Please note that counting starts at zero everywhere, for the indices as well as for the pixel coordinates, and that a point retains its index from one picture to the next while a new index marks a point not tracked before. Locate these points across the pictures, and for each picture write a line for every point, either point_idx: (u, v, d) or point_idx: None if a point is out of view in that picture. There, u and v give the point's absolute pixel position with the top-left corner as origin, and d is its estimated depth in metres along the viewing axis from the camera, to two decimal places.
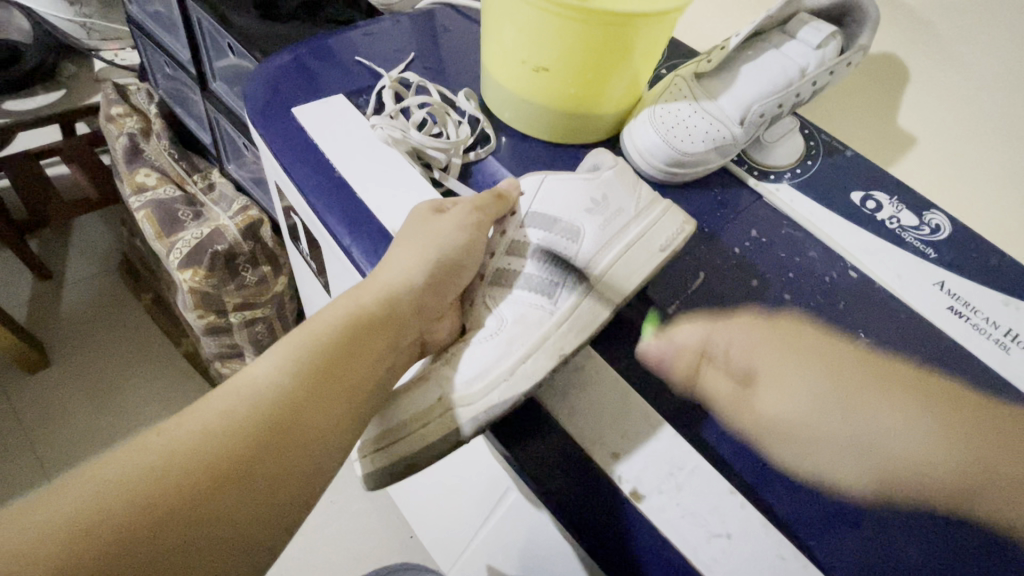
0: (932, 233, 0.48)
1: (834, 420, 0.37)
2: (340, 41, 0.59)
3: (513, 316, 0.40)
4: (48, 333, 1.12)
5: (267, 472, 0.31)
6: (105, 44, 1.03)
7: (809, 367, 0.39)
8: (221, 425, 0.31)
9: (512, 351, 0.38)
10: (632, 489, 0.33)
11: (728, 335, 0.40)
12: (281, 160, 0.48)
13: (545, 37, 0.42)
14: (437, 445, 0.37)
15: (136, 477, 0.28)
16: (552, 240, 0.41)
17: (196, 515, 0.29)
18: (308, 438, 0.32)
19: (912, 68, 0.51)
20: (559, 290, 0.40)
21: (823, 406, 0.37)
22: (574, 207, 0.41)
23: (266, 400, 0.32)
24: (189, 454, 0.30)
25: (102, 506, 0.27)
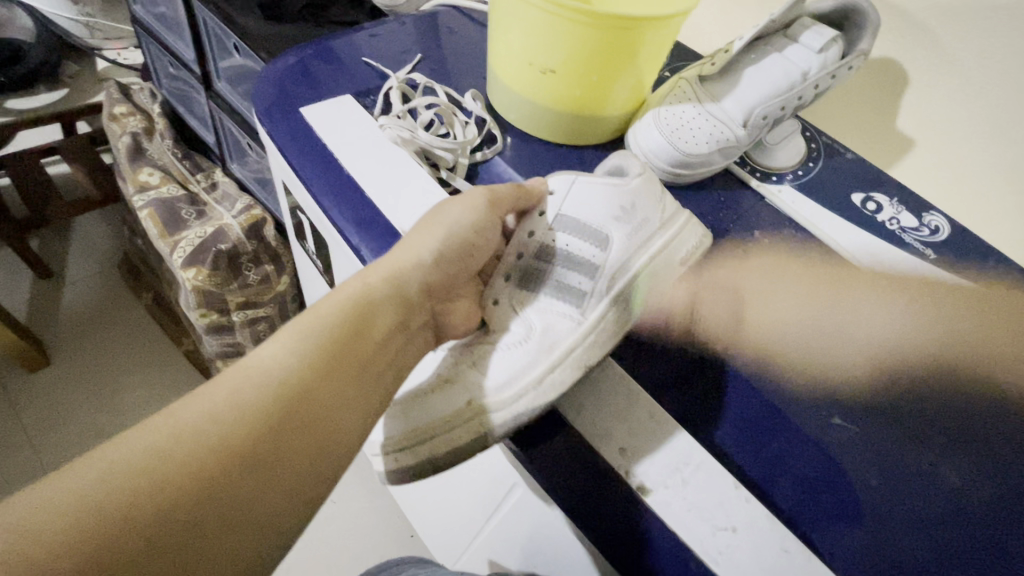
0: (931, 234, 0.49)
1: (823, 317, 0.44)
2: (346, 42, 0.60)
3: (541, 324, 0.39)
4: (49, 332, 1.12)
5: (278, 461, 0.31)
6: (108, 43, 1.04)
7: (790, 278, 0.45)
8: (232, 414, 0.31)
9: (540, 363, 0.38)
10: (640, 484, 0.33)
11: (711, 292, 0.44)
12: (290, 159, 0.48)
13: (553, 40, 0.42)
14: (465, 447, 0.38)
15: (145, 464, 0.28)
16: (579, 247, 0.40)
17: (207, 501, 0.29)
18: (319, 429, 0.33)
19: (911, 73, 0.52)
20: (588, 299, 0.40)
21: (809, 310, 0.44)
22: (604, 213, 0.40)
23: (278, 392, 0.32)
24: (201, 439, 0.30)
25: (115, 489, 0.27)
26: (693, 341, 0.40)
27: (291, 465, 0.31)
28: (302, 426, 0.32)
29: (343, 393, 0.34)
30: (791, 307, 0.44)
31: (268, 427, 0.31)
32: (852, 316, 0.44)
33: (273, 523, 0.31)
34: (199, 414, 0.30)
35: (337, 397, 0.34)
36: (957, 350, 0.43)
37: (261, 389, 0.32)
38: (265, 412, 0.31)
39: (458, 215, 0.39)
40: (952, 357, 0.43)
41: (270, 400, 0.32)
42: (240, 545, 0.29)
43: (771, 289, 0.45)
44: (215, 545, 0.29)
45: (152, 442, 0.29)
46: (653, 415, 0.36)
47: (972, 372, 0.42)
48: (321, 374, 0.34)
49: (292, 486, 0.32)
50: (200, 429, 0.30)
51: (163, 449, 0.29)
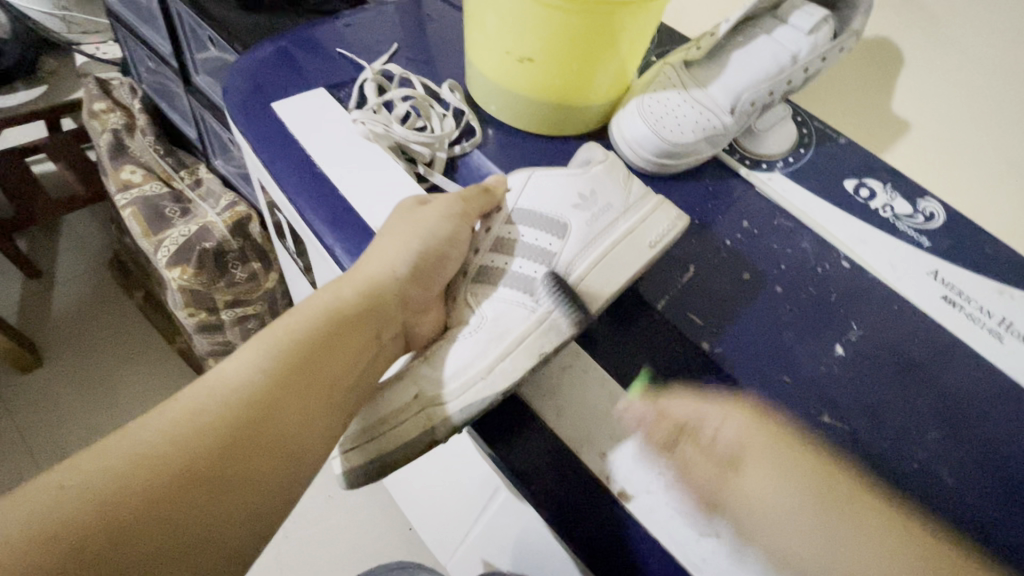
0: (926, 221, 0.47)
1: (796, 524, 0.32)
2: (321, 32, 0.57)
3: (493, 313, 0.38)
4: (40, 333, 1.11)
5: (242, 476, 0.30)
6: (87, 37, 1.02)
7: (787, 479, 0.33)
8: (192, 428, 0.30)
9: (489, 351, 0.37)
10: (620, 490, 0.33)
11: (682, 406, 0.36)
12: (262, 157, 0.47)
13: (528, 27, 0.41)
14: (415, 444, 0.35)
15: (103, 483, 0.27)
16: (536, 236, 0.40)
17: (170, 519, 0.27)
18: (287, 438, 0.31)
19: (907, 52, 0.50)
20: (543, 287, 0.39)
21: (800, 513, 0.32)
22: (561, 202, 0.40)
23: (242, 400, 0.31)
24: (159, 455, 0.28)
25: (67, 510, 0.26)
26: (670, 347, 0.39)
27: (261, 478, 0.30)
28: (268, 438, 0.31)
29: (313, 403, 0.33)
30: (793, 509, 0.32)
31: (234, 439, 0.30)
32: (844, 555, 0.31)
33: (243, 538, 0.30)
34: (164, 428, 0.29)
35: (310, 406, 0.32)
36: (951, 342, 0.42)
37: (229, 402, 0.31)
38: (231, 424, 0.30)
39: (431, 210, 0.38)
40: (947, 349, 0.42)
41: (234, 414, 0.30)
42: (207, 563, 0.28)
43: (773, 482, 0.33)
44: (179, 564, 0.27)
45: (110, 460, 0.28)
46: (632, 416, 0.35)
47: (964, 365, 0.41)
48: (290, 381, 0.32)
49: (262, 499, 0.30)
50: (158, 446, 0.29)
51: (123, 467, 0.28)
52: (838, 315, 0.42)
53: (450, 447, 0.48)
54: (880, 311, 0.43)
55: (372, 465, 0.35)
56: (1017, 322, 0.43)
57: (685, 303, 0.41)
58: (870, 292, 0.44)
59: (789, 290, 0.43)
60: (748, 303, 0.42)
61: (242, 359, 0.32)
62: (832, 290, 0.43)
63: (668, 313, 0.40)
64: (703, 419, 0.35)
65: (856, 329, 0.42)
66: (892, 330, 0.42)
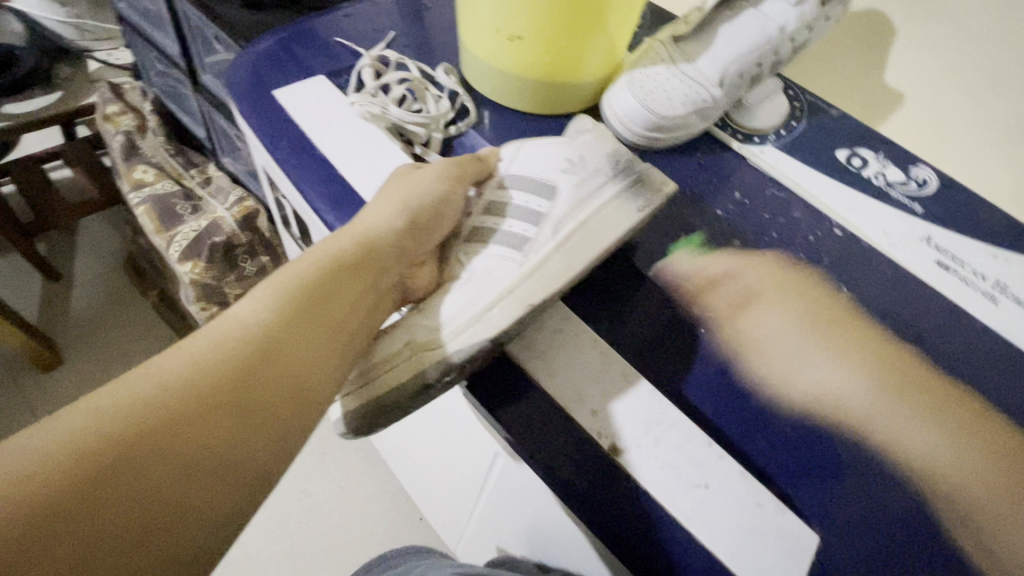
0: (919, 188, 0.48)
1: (810, 354, 0.39)
2: (322, 23, 0.59)
3: (481, 268, 0.40)
4: (59, 332, 1.14)
5: (258, 404, 0.31)
6: (98, 44, 1.06)
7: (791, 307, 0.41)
8: (208, 360, 0.31)
9: (478, 301, 0.37)
10: (612, 444, 0.33)
11: (744, 274, 0.42)
12: (265, 142, 0.48)
13: (517, 5, 0.42)
14: (403, 388, 0.36)
15: (118, 414, 0.28)
16: (524, 198, 0.41)
17: (182, 451, 0.28)
18: (299, 371, 0.33)
19: (897, 22, 0.50)
20: (529, 244, 0.40)
21: (798, 342, 0.39)
22: (550, 166, 0.42)
23: (251, 339, 0.32)
24: (181, 382, 0.30)
25: (100, 430, 0.27)
26: (695, 273, 0.42)
27: (264, 422, 0.31)
28: (280, 371, 0.32)
29: (313, 355, 0.33)
30: (785, 336, 0.39)
31: (243, 379, 0.31)
32: (822, 367, 0.38)
33: (255, 476, 0.30)
34: (173, 370, 0.30)
35: (313, 355, 0.33)
36: (944, 304, 0.43)
37: (235, 349, 0.31)
38: (244, 363, 0.31)
39: (425, 182, 0.40)
40: (938, 311, 0.42)
41: (247, 349, 0.32)
42: (210, 501, 0.29)
43: (773, 318, 0.40)
44: (184, 499, 0.28)
45: (133, 391, 0.29)
46: (625, 375, 0.36)
47: (958, 326, 0.42)
48: (294, 332, 0.33)
49: (279, 431, 0.31)
50: (179, 375, 0.30)
51: (134, 402, 0.28)
52: (829, 280, 0.43)
53: (450, 419, 0.49)
54: (872, 275, 0.43)
55: (363, 409, 0.36)
56: (1012, 284, 0.43)
57: (675, 270, 0.42)
58: (863, 258, 0.44)
59: (781, 256, 0.43)
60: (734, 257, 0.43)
61: (246, 314, 0.33)
62: (823, 256, 0.44)
63: (657, 278, 0.41)
64: (733, 273, 0.42)
65: (847, 292, 0.42)
66: (885, 294, 0.42)
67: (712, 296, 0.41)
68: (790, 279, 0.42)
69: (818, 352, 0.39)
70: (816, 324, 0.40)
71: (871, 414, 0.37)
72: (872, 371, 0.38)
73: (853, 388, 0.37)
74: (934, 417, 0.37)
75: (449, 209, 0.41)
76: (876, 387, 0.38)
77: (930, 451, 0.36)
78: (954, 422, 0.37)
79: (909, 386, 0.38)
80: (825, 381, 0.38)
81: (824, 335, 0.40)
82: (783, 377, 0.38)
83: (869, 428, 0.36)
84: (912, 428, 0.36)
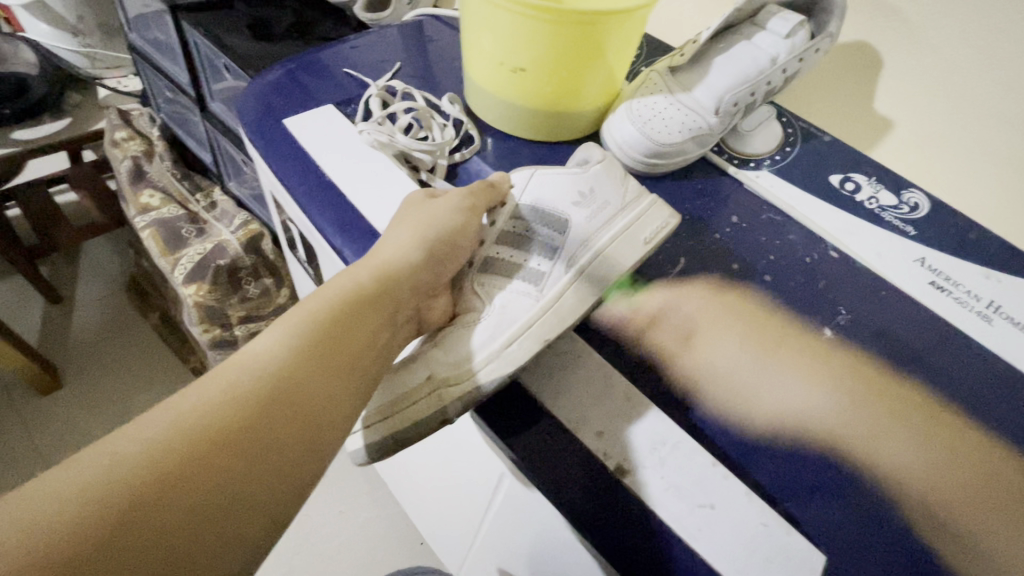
0: (911, 212, 0.49)
1: (758, 374, 0.39)
2: (330, 55, 0.61)
3: (501, 304, 0.41)
4: (60, 356, 1.14)
5: (272, 440, 0.31)
6: (109, 71, 1.10)
7: (732, 327, 0.41)
8: (224, 397, 0.31)
9: (498, 336, 0.39)
10: (617, 465, 0.34)
11: (680, 301, 0.42)
12: (275, 169, 0.50)
13: (520, 39, 0.44)
14: (426, 423, 0.37)
15: (136, 453, 0.28)
16: (538, 231, 0.42)
17: (199, 490, 0.28)
18: (312, 405, 0.33)
19: (884, 54, 0.52)
20: (546, 279, 0.41)
21: (744, 362, 0.39)
22: (563, 199, 0.42)
23: (265, 373, 0.33)
24: (197, 420, 0.30)
25: (118, 471, 0.27)
26: (643, 304, 0.42)
27: (280, 456, 0.31)
28: (292, 407, 0.32)
29: (326, 388, 0.34)
30: (731, 357, 0.39)
31: (258, 415, 0.31)
32: (777, 386, 0.38)
33: (268, 513, 0.31)
34: (188, 408, 0.31)
35: (326, 388, 0.34)
36: (942, 324, 0.44)
37: (250, 384, 0.32)
38: (258, 399, 0.32)
39: (432, 207, 0.41)
40: (936, 331, 0.43)
41: (261, 385, 0.32)
42: (229, 537, 0.29)
43: (721, 347, 0.40)
44: (202, 536, 0.28)
45: (151, 431, 0.29)
46: (629, 398, 0.36)
47: (956, 345, 0.42)
48: (307, 365, 0.34)
49: (292, 466, 0.32)
50: (195, 413, 0.30)
51: (151, 440, 0.29)
52: (828, 301, 0.44)
53: (456, 442, 0.49)
54: (870, 296, 0.44)
55: (384, 440, 0.38)
56: (1005, 304, 0.44)
57: (676, 292, 0.43)
58: (860, 280, 0.45)
59: (778, 278, 0.44)
60: (668, 289, 0.43)
61: (261, 347, 0.34)
62: (820, 278, 0.45)
63: (660, 301, 0.42)
64: (664, 307, 0.42)
65: (845, 313, 0.43)
66: (883, 314, 0.43)
67: (659, 329, 0.40)
68: (765, 338, 0.41)
69: (775, 369, 0.39)
70: (760, 340, 0.41)
71: (838, 427, 0.37)
72: (827, 388, 0.39)
73: (818, 408, 0.38)
74: (903, 419, 0.38)
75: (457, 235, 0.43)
76: (845, 406, 0.38)
77: (910, 462, 0.36)
78: (925, 420, 0.38)
79: (873, 406, 0.38)
80: (793, 407, 0.38)
81: (769, 354, 0.40)
82: (749, 411, 0.37)
83: (856, 457, 0.36)
84: (882, 442, 0.37)
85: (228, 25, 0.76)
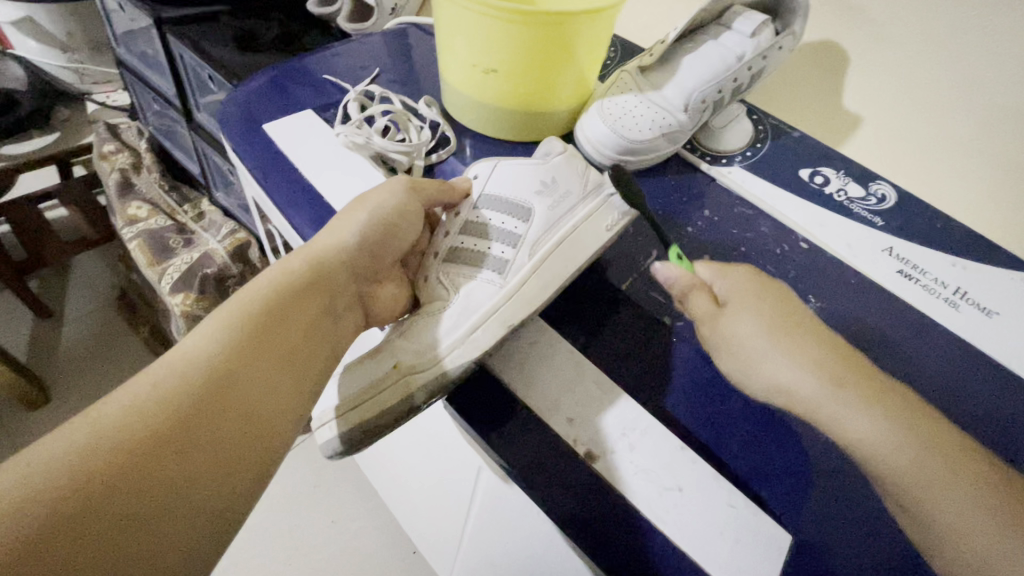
0: (878, 203, 0.50)
1: (850, 396, 0.32)
2: (311, 62, 0.63)
3: (464, 291, 0.41)
4: (49, 370, 1.14)
5: (236, 420, 0.32)
6: (98, 86, 1.11)
7: (762, 297, 0.37)
8: (179, 382, 0.32)
9: (463, 322, 0.39)
10: (588, 451, 0.34)
11: (732, 272, 0.39)
12: (255, 173, 0.51)
13: (491, 42, 0.45)
14: (396, 409, 0.38)
15: (95, 442, 0.29)
16: (502, 220, 0.43)
17: (167, 471, 0.29)
18: (269, 387, 0.34)
19: (847, 51, 0.54)
20: (509, 266, 0.41)
21: (839, 382, 0.33)
22: (525, 188, 0.44)
23: (221, 355, 0.34)
24: (154, 406, 0.31)
25: (80, 460, 0.28)
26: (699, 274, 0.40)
27: (251, 421, 0.33)
28: (248, 389, 0.34)
29: (280, 362, 0.36)
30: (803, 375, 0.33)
31: (217, 397, 0.32)
32: (830, 409, 0.33)
33: (237, 490, 0.32)
34: (142, 395, 0.31)
35: (278, 361, 0.36)
36: (910, 311, 0.44)
37: (205, 369, 0.33)
38: (215, 383, 0.33)
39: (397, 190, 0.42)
40: (905, 317, 0.44)
41: (217, 369, 0.33)
42: (200, 515, 0.30)
43: (750, 314, 0.36)
44: (171, 516, 0.29)
45: (108, 420, 0.30)
46: (601, 385, 0.37)
47: (925, 331, 0.43)
48: (259, 343, 0.35)
49: (257, 444, 0.33)
50: (153, 400, 0.31)
51: (111, 428, 0.29)
52: (798, 289, 0.44)
53: (436, 441, 0.50)
54: (840, 284, 0.45)
55: (354, 432, 0.38)
56: (972, 291, 0.45)
57: (649, 283, 0.44)
58: (829, 268, 0.46)
59: (749, 268, 0.45)
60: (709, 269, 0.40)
61: (210, 334, 0.34)
62: (790, 268, 0.46)
63: (633, 292, 0.43)
64: (701, 281, 0.40)
65: (815, 301, 0.44)
66: (854, 303, 0.44)
67: (714, 330, 0.37)
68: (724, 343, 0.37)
69: (782, 345, 0.35)
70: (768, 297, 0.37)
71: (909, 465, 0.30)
72: (889, 407, 0.32)
73: (867, 420, 0.32)
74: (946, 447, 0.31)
75: (408, 223, 0.43)
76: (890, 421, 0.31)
77: (888, 446, 0.31)
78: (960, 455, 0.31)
79: (924, 446, 0.31)
80: (786, 379, 0.34)
81: (779, 332, 0.35)
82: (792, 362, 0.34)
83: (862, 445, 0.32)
84: (920, 458, 0.30)
85: (213, 37, 0.77)
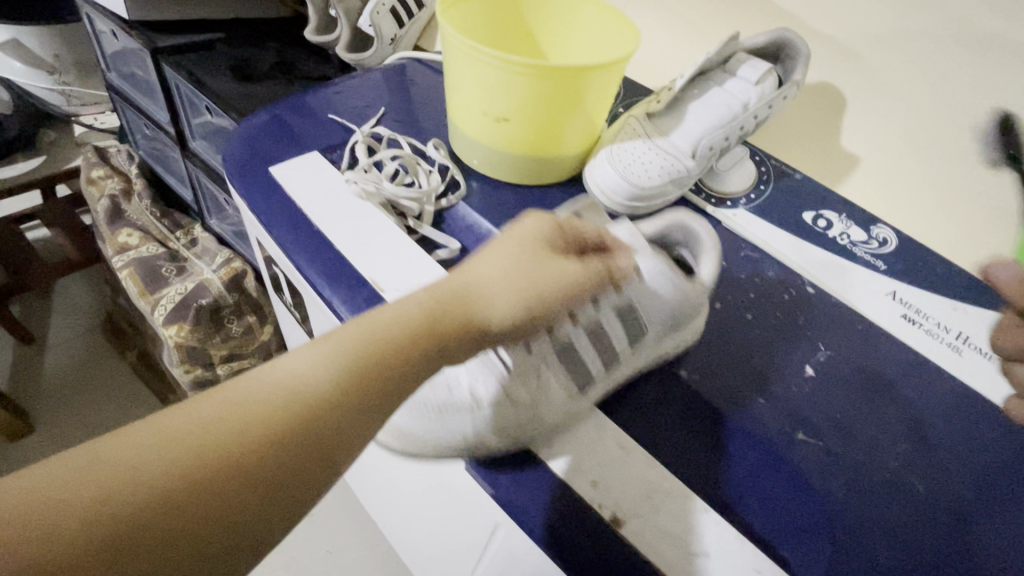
0: (880, 246, 0.51)
1: None
2: (314, 99, 0.62)
3: (541, 397, 0.36)
4: (31, 398, 1.10)
5: (281, 476, 0.26)
6: (85, 108, 1.08)
7: None
8: (246, 412, 0.26)
9: (528, 427, 0.36)
10: (613, 515, 0.34)
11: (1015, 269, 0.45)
12: (261, 217, 0.50)
13: (503, 91, 0.45)
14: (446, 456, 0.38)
15: (133, 467, 0.23)
16: (618, 334, 0.38)
17: (180, 530, 0.23)
18: (338, 435, 0.28)
19: (846, 94, 0.55)
20: (591, 386, 0.37)
21: None
22: (654, 313, 0.39)
23: (306, 388, 0.27)
24: (208, 434, 0.25)
25: (108, 489, 0.23)
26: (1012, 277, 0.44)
27: (294, 480, 0.26)
28: (315, 438, 0.27)
29: (365, 409, 0.29)
30: None
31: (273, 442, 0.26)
32: None
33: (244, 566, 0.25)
34: (205, 418, 0.25)
35: (317, 451, 0.27)
36: (915, 356, 0.45)
37: (284, 401, 0.27)
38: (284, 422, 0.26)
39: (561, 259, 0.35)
40: (910, 363, 0.45)
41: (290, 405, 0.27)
42: None
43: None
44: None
45: (159, 440, 0.24)
46: (622, 445, 0.37)
47: (930, 376, 0.44)
48: (336, 399, 0.28)
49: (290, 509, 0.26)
50: (212, 428, 0.25)
51: (158, 450, 0.24)
52: (807, 336, 0.45)
53: (447, 489, 0.49)
54: (847, 331, 0.46)
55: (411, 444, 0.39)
56: (973, 335, 0.46)
57: None
58: (836, 313, 0.47)
59: (759, 315, 0.46)
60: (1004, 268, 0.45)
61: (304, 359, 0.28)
62: (798, 314, 0.46)
63: None
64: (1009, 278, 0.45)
65: (825, 348, 0.44)
66: (862, 350, 0.45)
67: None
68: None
69: None
70: None
71: None
72: None
73: None
74: None
75: None
76: None
77: None
78: None
79: None
80: None
81: None
82: None
83: None
84: None
85: (210, 66, 0.77)
